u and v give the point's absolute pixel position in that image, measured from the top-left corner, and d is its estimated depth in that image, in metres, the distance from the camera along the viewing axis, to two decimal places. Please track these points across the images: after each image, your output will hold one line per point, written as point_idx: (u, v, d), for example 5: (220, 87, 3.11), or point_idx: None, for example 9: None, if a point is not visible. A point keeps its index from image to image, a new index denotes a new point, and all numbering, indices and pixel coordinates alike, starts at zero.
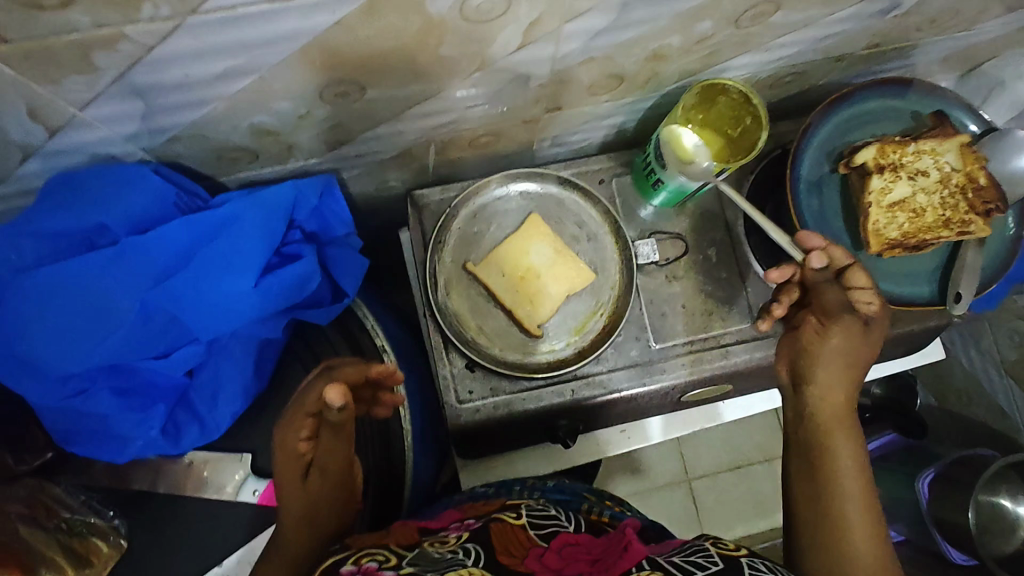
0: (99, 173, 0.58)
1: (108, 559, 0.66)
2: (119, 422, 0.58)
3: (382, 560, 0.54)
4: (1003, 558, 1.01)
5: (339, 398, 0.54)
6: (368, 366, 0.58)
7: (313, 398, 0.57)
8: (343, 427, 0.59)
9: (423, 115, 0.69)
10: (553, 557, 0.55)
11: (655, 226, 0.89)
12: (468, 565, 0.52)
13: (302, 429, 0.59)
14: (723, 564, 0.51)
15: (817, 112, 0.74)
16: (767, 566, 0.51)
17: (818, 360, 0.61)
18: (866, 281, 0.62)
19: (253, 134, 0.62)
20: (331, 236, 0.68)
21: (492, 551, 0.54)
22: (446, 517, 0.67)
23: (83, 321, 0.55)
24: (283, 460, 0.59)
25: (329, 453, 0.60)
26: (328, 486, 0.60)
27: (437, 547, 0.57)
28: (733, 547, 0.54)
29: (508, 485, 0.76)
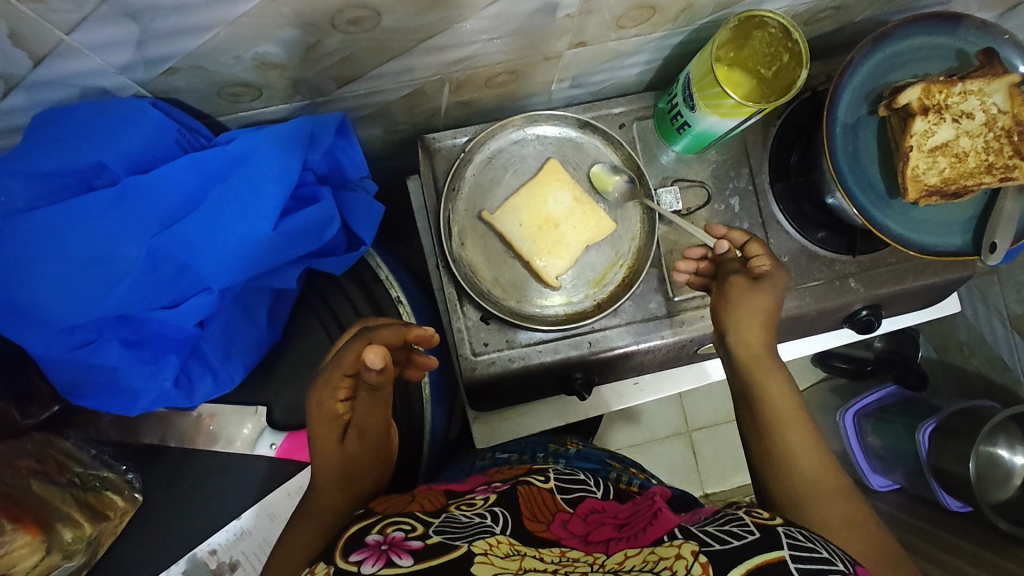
0: (91, 107, 0.53)
1: (124, 512, 0.64)
2: (130, 373, 0.56)
3: (408, 529, 0.53)
4: (1001, 505, 0.97)
5: (378, 360, 0.53)
6: (407, 329, 0.57)
7: (351, 359, 0.56)
8: (380, 390, 0.58)
9: (439, 49, 0.63)
10: (578, 524, 0.57)
11: (676, 172, 0.86)
12: (496, 531, 0.53)
13: (339, 391, 0.58)
14: (758, 533, 0.50)
15: (860, 48, 0.69)
16: (803, 535, 0.50)
17: (729, 306, 0.67)
18: (760, 248, 0.70)
19: (256, 67, 0.57)
20: (344, 179, 0.65)
21: (519, 516, 0.56)
22: (473, 481, 0.70)
23: (87, 267, 0.51)
24: (320, 420, 0.58)
25: (365, 416, 0.60)
26: (364, 447, 0.61)
27: (464, 510, 0.58)
28: (767, 516, 0.53)
29: (529, 451, 0.83)
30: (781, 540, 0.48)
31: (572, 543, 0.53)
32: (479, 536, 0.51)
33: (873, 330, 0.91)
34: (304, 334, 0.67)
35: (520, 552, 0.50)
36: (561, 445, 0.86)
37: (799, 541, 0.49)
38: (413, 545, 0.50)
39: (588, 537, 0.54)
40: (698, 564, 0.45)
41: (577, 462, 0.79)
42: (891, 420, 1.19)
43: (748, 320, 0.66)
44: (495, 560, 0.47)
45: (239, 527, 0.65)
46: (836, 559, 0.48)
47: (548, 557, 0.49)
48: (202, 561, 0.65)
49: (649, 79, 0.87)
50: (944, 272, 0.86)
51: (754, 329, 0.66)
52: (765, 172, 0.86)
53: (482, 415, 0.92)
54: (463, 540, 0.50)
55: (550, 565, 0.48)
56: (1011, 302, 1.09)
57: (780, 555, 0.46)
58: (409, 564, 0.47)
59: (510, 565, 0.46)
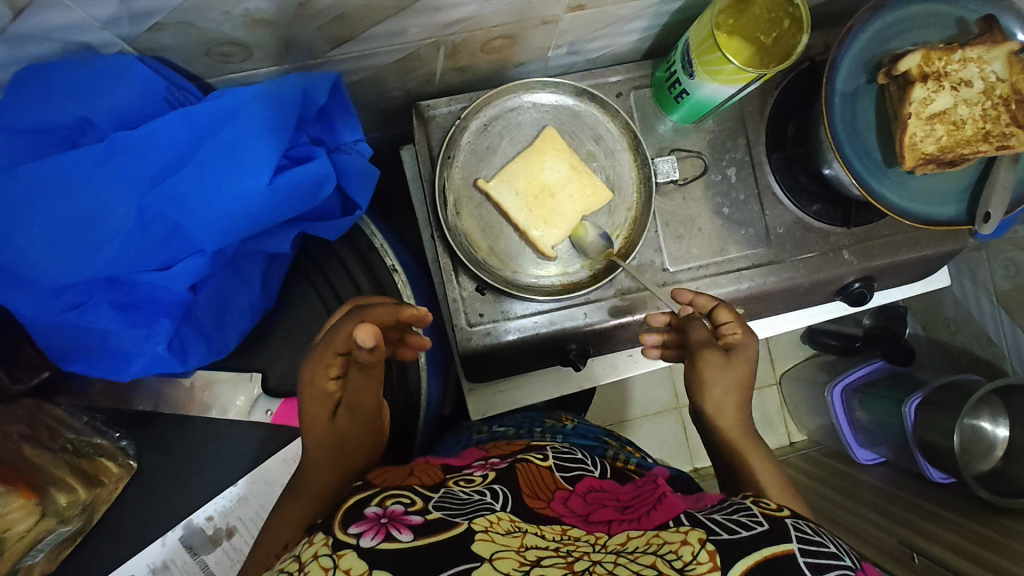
0: (74, 62, 0.51)
1: (119, 479, 0.63)
2: (123, 337, 0.55)
3: (407, 503, 0.53)
4: (983, 477, 0.99)
5: (369, 338, 0.52)
6: (400, 309, 0.56)
7: (343, 337, 0.55)
8: (373, 369, 0.58)
9: (434, 11, 0.61)
10: (578, 502, 0.58)
11: (674, 142, 0.85)
12: (496, 508, 0.53)
13: (331, 368, 0.57)
14: (767, 525, 0.49)
15: (861, 14, 0.68)
16: (812, 529, 0.49)
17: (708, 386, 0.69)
18: (730, 315, 0.71)
19: (246, 24, 0.54)
20: (337, 142, 0.63)
21: (520, 495, 0.56)
22: (469, 457, 0.70)
23: (76, 226, 0.50)
24: (312, 397, 0.58)
25: (358, 394, 0.59)
26: (356, 425, 0.60)
27: (462, 487, 0.58)
28: (774, 508, 0.53)
29: (525, 427, 0.83)
30: (790, 533, 0.48)
31: (572, 520, 0.54)
32: (479, 514, 0.51)
33: (865, 302, 0.92)
34: (300, 300, 0.67)
35: (521, 529, 0.50)
36: (558, 420, 0.86)
37: (807, 535, 0.48)
38: (413, 520, 0.50)
39: (589, 516, 0.55)
40: (704, 552, 0.44)
41: (575, 439, 0.79)
42: (880, 395, 1.19)
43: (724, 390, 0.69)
44: (495, 538, 0.47)
45: (236, 493, 0.65)
46: (844, 555, 0.47)
47: (549, 535, 0.50)
48: (199, 528, 0.65)
49: (647, 47, 0.85)
50: (937, 244, 0.87)
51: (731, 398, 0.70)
52: (761, 143, 0.86)
53: (476, 386, 0.92)
54: (464, 517, 0.50)
55: (551, 542, 0.48)
56: (998, 279, 1.10)
57: (788, 548, 0.45)
58: (409, 539, 0.47)
59: (510, 543, 0.47)
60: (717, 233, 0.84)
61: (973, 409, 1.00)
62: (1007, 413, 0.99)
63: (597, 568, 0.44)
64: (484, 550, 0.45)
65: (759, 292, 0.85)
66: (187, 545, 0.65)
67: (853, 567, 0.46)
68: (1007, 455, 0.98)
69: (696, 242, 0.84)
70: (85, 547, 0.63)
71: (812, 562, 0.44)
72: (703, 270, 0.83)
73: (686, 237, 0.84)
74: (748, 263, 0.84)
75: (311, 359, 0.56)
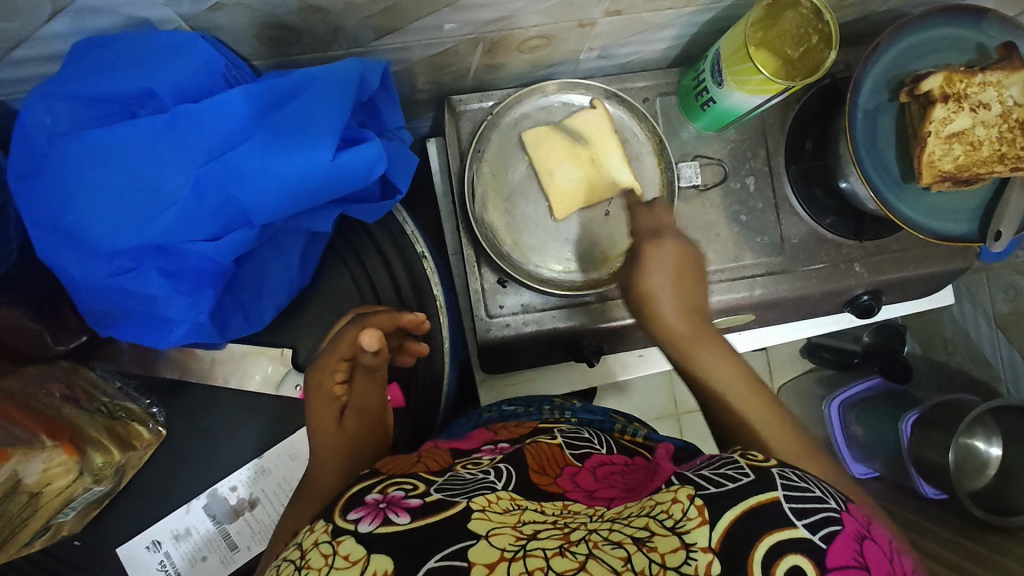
0: (139, 36, 0.52)
1: (149, 445, 0.64)
2: (167, 304, 0.57)
3: (410, 488, 0.53)
4: (975, 494, 1.01)
5: (374, 340, 0.56)
6: (400, 315, 0.62)
7: (348, 342, 0.60)
8: (375, 371, 0.61)
9: (478, 8, 0.63)
10: (587, 478, 0.59)
11: (695, 149, 0.88)
12: (498, 487, 0.54)
13: (337, 373, 0.61)
14: (753, 476, 0.47)
15: (888, 32, 0.71)
16: (798, 475, 0.48)
17: (648, 270, 0.65)
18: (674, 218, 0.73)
19: (301, 9, 0.56)
20: (382, 128, 0.65)
21: (525, 472, 0.58)
22: (478, 438, 0.71)
23: (135, 194, 0.52)
24: (319, 401, 0.61)
25: (362, 396, 0.62)
26: (366, 426, 0.62)
27: (468, 468, 0.59)
28: (761, 458, 0.51)
29: (534, 404, 0.84)
30: (774, 481, 0.46)
31: (576, 495, 0.55)
32: (479, 493, 0.52)
33: (872, 315, 0.94)
34: (332, 280, 0.69)
35: (520, 506, 0.51)
36: (566, 400, 0.87)
37: (793, 481, 0.47)
38: (411, 504, 0.50)
39: (594, 491, 0.56)
40: (692, 508, 0.44)
41: (583, 415, 0.80)
42: (877, 411, 1.23)
43: (657, 281, 0.65)
44: (492, 516, 0.48)
45: (259, 465, 0.66)
46: (831, 497, 0.46)
47: (549, 510, 0.51)
48: (223, 498, 0.66)
49: (674, 55, 0.88)
50: (944, 262, 0.89)
51: (669, 293, 0.65)
52: (780, 155, 0.88)
53: (489, 378, 0.94)
54: (463, 496, 0.51)
55: (549, 516, 0.49)
56: (998, 302, 1.13)
57: (773, 496, 0.44)
58: (407, 521, 0.47)
59: (507, 520, 0.47)
60: (733, 238, 0.86)
61: (969, 428, 1.02)
62: (1001, 433, 1.01)
63: (592, 537, 0.44)
64: (479, 527, 0.45)
65: (771, 299, 0.88)
66: (211, 514, 0.66)
67: (838, 508, 0.45)
68: (1000, 474, 1.00)
69: (713, 247, 0.86)
70: (110, 510, 0.64)
71: (796, 508, 0.43)
72: (719, 275, 0.86)
73: (703, 242, 0.86)
74: (761, 271, 0.87)
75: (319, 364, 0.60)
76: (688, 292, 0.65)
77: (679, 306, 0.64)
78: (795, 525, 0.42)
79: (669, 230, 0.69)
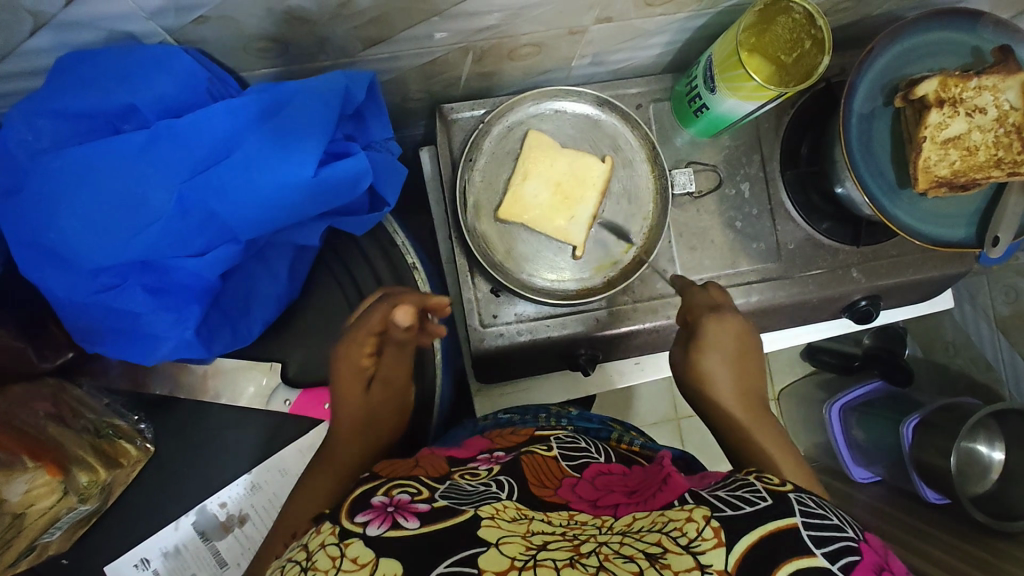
0: (121, 51, 0.52)
1: (136, 461, 0.63)
2: (153, 321, 0.56)
3: (413, 492, 0.52)
4: (977, 498, 1.00)
5: (407, 319, 0.57)
6: (426, 296, 0.59)
7: (378, 318, 0.60)
8: (404, 346, 0.62)
9: (466, 17, 0.63)
10: (587, 487, 0.58)
11: (689, 155, 0.87)
12: (503, 497, 0.53)
13: (365, 346, 0.62)
14: (770, 499, 0.47)
15: (882, 37, 0.70)
16: (815, 502, 0.47)
17: (707, 346, 0.69)
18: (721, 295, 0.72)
19: (286, 21, 0.55)
20: (369, 139, 0.65)
21: (525, 484, 0.57)
22: (475, 446, 0.70)
23: (117, 211, 0.52)
24: (347, 372, 0.63)
25: (390, 369, 0.64)
26: (390, 397, 0.65)
27: (468, 478, 0.58)
28: (777, 482, 0.50)
29: (530, 412, 0.83)
30: (792, 506, 0.46)
31: (580, 506, 0.54)
32: (485, 502, 0.52)
33: (871, 321, 0.93)
34: (322, 292, 0.68)
35: (527, 516, 0.50)
36: (563, 406, 0.86)
37: (811, 508, 0.46)
38: (420, 509, 0.49)
39: (596, 500, 0.55)
40: (708, 529, 0.43)
41: (580, 423, 0.79)
42: (878, 415, 1.20)
43: (711, 359, 0.69)
44: (502, 524, 0.47)
45: (249, 481, 0.66)
46: (849, 526, 0.45)
47: (556, 520, 0.50)
48: (212, 514, 0.65)
49: (667, 61, 0.87)
50: (943, 266, 0.88)
51: (726, 372, 0.69)
52: (776, 160, 0.87)
53: (484, 387, 0.93)
54: (471, 505, 0.50)
55: (556, 528, 0.48)
56: (998, 304, 1.12)
57: (792, 522, 0.44)
58: (416, 526, 0.46)
59: (517, 530, 0.47)
60: (729, 244, 0.86)
61: (971, 432, 1.01)
62: (1004, 437, 0.99)
63: (603, 549, 0.44)
64: (491, 535, 0.45)
65: (768, 305, 0.87)
66: (200, 531, 0.65)
67: (857, 539, 0.44)
68: (1002, 479, 0.99)
69: (708, 254, 0.85)
70: (98, 527, 0.64)
71: (816, 536, 0.43)
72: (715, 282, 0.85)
73: (699, 249, 0.85)
74: (758, 277, 0.86)
75: (348, 337, 0.62)
76: (731, 373, 0.70)
77: (735, 386, 0.70)
78: (815, 554, 0.41)
79: (727, 306, 0.70)
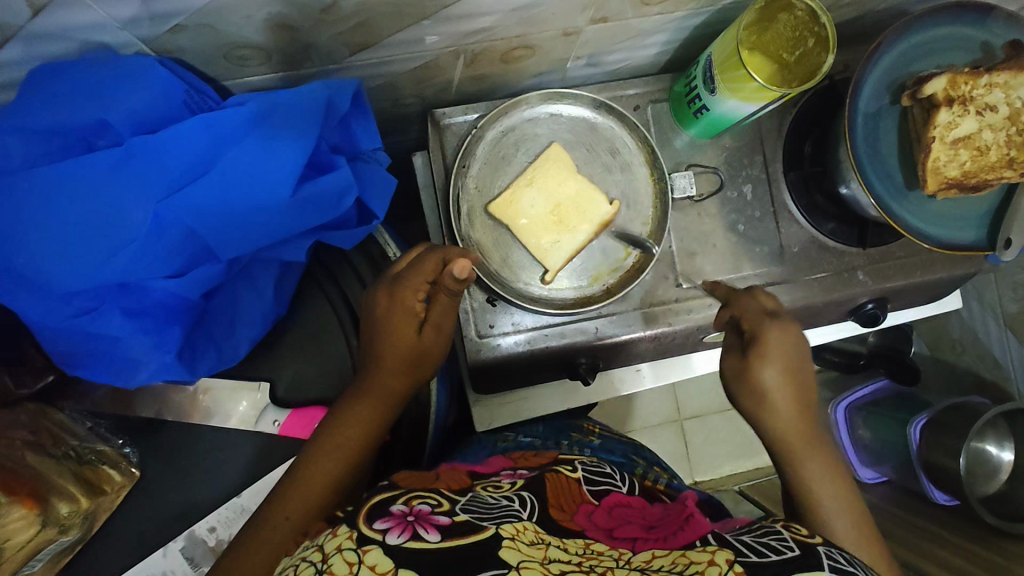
0: (93, 64, 0.50)
1: (120, 487, 0.62)
2: (132, 343, 0.54)
3: (434, 504, 0.49)
4: (986, 499, 0.98)
5: (466, 272, 0.56)
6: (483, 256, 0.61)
7: (434, 267, 0.58)
8: (458, 296, 0.60)
9: (456, 19, 0.60)
10: (604, 515, 0.55)
11: (690, 158, 0.84)
12: (523, 518, 0.50)
13: (419, 292, 0.59)
14: (799, 550, 0.44)
15: (889, 32, 0.68)
16: (846, 559, 0.44)
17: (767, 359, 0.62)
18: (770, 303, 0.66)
19: (267, 28, 0.53)
20: (356, 151, 0.63)
21: (546, 504, 0.54)
22: (496, 464, 0.67)
23: (91, 231, 0.50)
24: (398, 314, 0.59)
25: (441, 316, 0.61)
26: (437, 341, 0.62)
27: (489, 493, 0.55)
28: (806, 533, 0.47)
29: (550, 438, 0.83)
30: (822, 561, 0.43)
31: (595, 533, 0.51)
32: (504, 521, 0.48)
33: (878, 323, 0.91)
34: (311, 308, 0.66)
35: (545, 541, 0.47)
36: (583, 434, 0.85)
37: (841, 564, 0.43)
38: (440, 521, 0.46)
39: (613, 531, 0.52)
40: (732, 574, 0.40)
41: (602, 454, 0.79)
42: (885, 415, 1.19)
43: (774, 378, 0.62)
44: (521, 546, 0.44)
45: (238, 504, 0.64)
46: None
47: (572, 548, 0.46)
48: (201, 539, 0.63)
49: (665, 61, 0.85)
50: (951, 267, 0.86)
51: (783, 391, 0.62)
52: (778, 161, 0.85)
53: (483, 398, 0.90)
54: (490, 523, 0.47)
55: (573, 556, 0.45)
56: (1007, 301, 1.09)
57: (821, 575, 0.41)
58: (437, 540, 0.43)
59: (535, 553, 0.44)
60: (732, 248, 0.83)
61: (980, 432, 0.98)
62: (1014, 437, 0.97)
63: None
64: (511, 555, 0.42)
65: None
66: (188, 556, 0.63)
67: None
68: (1011, 479, 0.97)
69: (710, 258, 0.83)
70: (84, 555, 0.62)
71: None
72: None
73: (700, 253, 0.83)
74: (762, 282, 0.83)
75: (403, 279, 0.58)
76: (790, 388, 0.62)
77: (792, 399, 0.62)
78: None
79: (782, 319, 0.63)
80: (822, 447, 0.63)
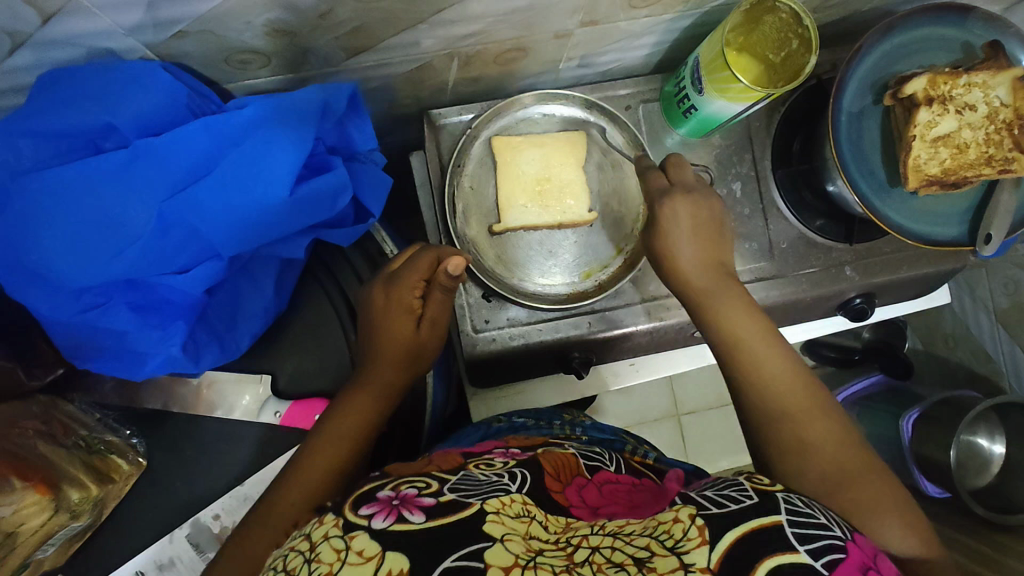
0: (100, 69, 0.52)
1: (129, 476, 0.64)
2: (139, 337, 0.57)
3: (422, 487, 0.50)
4: (980, 492, 1.00)
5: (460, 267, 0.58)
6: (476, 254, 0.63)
7: (428, 264, 0.61)
8: (453, 292, 0.63)
9: (450, 23, 0.62)
10: (594, 492, 0.56)
11: (681, 156, 0.86)
12: (512, 491, 0.51)
13: (416, 288, 0.62)
14: (757, 498, 0.46)
15: (871, 32, 0.69)
16: (803, 501, 0.47)
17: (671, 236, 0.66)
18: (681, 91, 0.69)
19: (267, 33, 0.55)
20: (353, 152, 0.65)
21: (540, 478, 0.55)
22: (486, 445, 0.68)
23: (99, 230, 0.52)
24: (395, 309, 0.61)
25: (437, 311, 0.63)
26: (434, 336, 0.65)
27: (482, 469, 0.57)
28: (767, 482, 0.49)
29: (543, 418, 0.83)
30: (779, 506, 0.46)
31: (581, 510, 0.52)
32: (492, 495, 0.50)
33: (866, 318, 0.93)
34: (310, 303, 0.68)
35: (530, 515, 0.49)
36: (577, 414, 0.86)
37: (798, 506, 0.46)
38: (425, 502, 0.47)
39: (599, 507, 0.54)
40: (694, 528, 0.43)
41: (594, 434, 0.79)
42: (877, 409, 1.20)
43: (680, 244, 0.66)
44: (504, 520, 0.46)
45: (242, 492, 0.66)
46: (835, 525, 0.46)
47: (553, 525, 0.48)
48: (206, 526, 0.65)
49: (655, 62, 0.87)
50: (938, 263, 0.87)
51: (688, 248, 0.66)
52: (767, 158, 0.87)
53: (479, 392, 0.93)
54: (477, 497, 0.48)
55: (552, 532, 0.47)
56: (997, 296, 1.11)
57: (776, 519, 0.44)
58: (422, 520, 0.44)
59: (517, 529, 0.45)
60: None
61: (970, 425, 1.00)
62: (1003, 429, 0.99)
63: (597, 558, 0.42)
64: (493, 531, 0.44)
65: (761, 305, 0.86)
66: (194, 543, 0.65)
67: (843, 537, 0.44)
68: (1003, 472, 0.99)
69: None
70: (93, 541, 0.64)
71: (798, 533, 0.43)
72: None
73: None
74: (752, 277, 0.85)
75: (401, 277, 0.61)
76: (699, 247, 0.66)
77: (699, 258, 0.66)
78: (799, 551, 0.41)
79: (682, 187, 0.68)
80: (741, 299, 0.65)
